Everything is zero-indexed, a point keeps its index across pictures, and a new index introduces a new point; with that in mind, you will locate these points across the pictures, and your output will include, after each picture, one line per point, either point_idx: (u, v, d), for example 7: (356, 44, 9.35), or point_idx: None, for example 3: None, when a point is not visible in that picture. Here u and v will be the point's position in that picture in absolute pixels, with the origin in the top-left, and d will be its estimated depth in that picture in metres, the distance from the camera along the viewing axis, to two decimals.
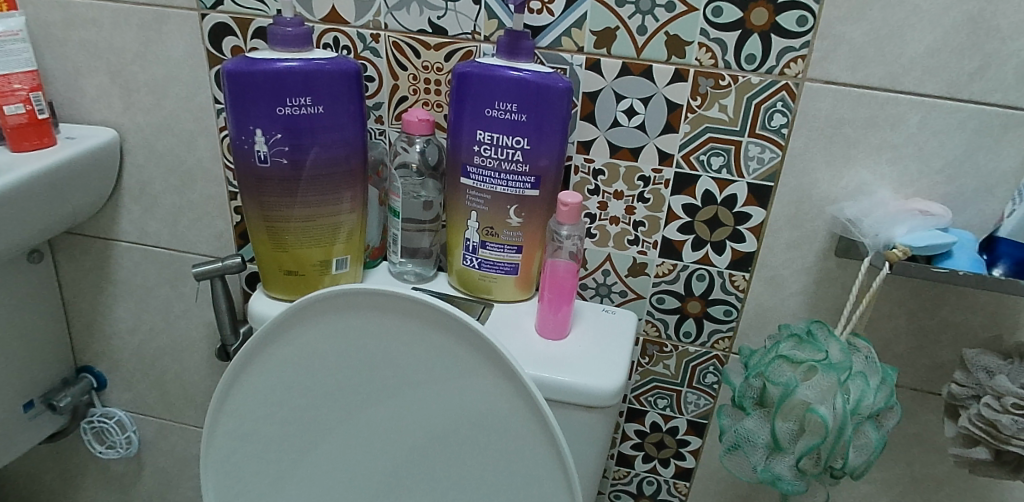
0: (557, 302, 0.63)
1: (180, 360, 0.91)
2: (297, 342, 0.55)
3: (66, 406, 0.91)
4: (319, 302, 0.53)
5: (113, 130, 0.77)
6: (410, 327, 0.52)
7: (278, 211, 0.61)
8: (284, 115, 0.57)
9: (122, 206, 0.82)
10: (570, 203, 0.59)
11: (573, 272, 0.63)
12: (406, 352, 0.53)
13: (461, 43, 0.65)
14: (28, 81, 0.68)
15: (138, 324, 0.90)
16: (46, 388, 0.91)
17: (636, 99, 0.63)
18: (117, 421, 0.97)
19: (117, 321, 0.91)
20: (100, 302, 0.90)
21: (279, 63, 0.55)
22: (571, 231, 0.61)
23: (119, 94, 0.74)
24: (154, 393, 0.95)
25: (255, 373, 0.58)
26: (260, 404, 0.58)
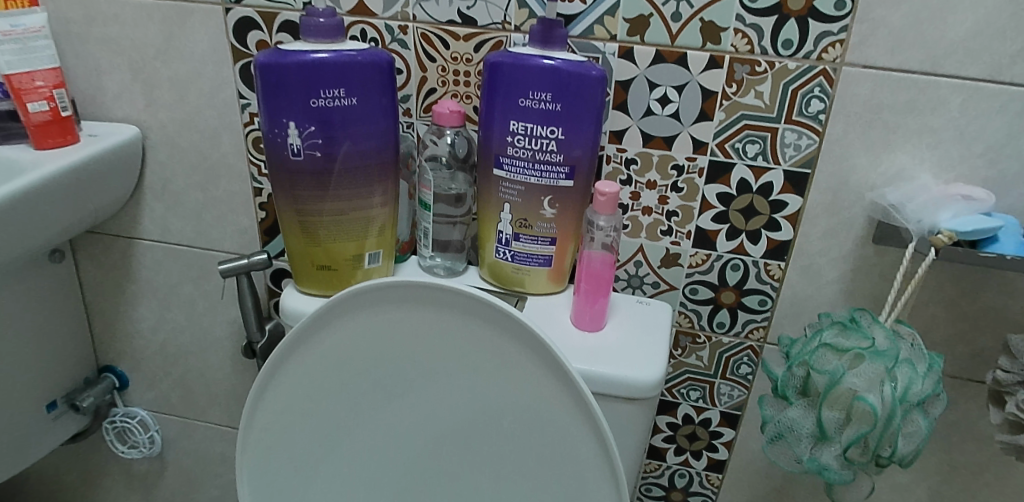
0: (594, 294, 0.62)
1: (204, 359, 0.91)
2: (335, 338, 0.55)
3: (88, 406, 0.90)
4: (359, 296, 0.52)
5: (135, 127, 0.76)
6: (452, 319, 0.51)
7: (311, 205, 0.60)
8: (317, 107, 0.56)
9: (144, 204, 0.81)
10: (608, 195, 0.58)
11: (609, 264, 0.62)
12: (446, 345, 0.53)
13: (491, 33, 0.64)
14: (51, 78, 0.67)
15: (161, 323, 0.89)
16: (68, 389, 0.91)
17: (670, 87, 0.63)
18: (140, 421, 0.97)
19: (139, 321, 0.90)
20: (123, 302, 0.89)
21: (312, 55, 0.54)
22: (609, 223, 0.60)
23: (141, 90, 0.73)
24: (177, 392, 0.94)
25: (292, 370, 0.57)
26: (299, 400, 0.58)
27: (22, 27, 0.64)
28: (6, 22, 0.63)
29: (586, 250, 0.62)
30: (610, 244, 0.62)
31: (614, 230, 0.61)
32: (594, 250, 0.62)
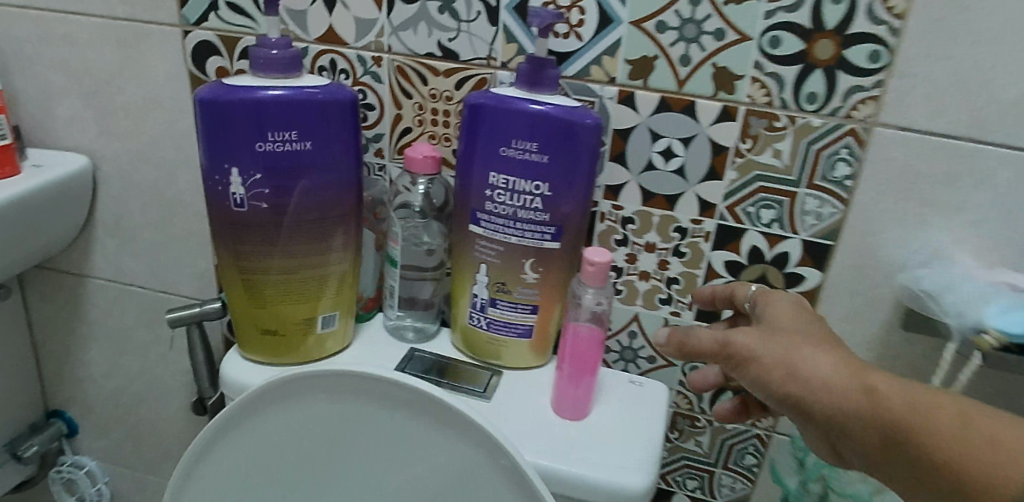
0: (579, 378, 0.54)
1: (159, 409, 0.83)
2: (271, 423, 0.46)
3: (31, 455, 0.83)
4: (311, 378, 0.43)
5: (86, 156, 0.68)
6: (411, 414, 0.43)
7: (256, 262, 0.52)
8: (264, 153, 0.48)
9: (96, 240, 0.74)
10: (598, 268, 0.50)
11: (599, 343, 0.53)
12: (399, 440, 0.45)
13: (475, 69, 0.56)
14: None
15: (114, 368, 0.82)
16: (12, 436, 0.83)
17: (676, 139, 0.55)
18: (88, 472, 0.89)
19: (91, 364, 0.82)
20: (74, 342, 0.82)
21: (260, 92, 0.47)
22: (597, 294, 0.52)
23: (92, 117, 0.66)
24: (129, 442, 0.87)
25: (215, 460, 0.47)
26: (228, 493, 0.48)
27: None
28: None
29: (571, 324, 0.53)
30: (601, 313, 0.52)
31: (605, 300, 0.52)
32: (581, 322, 0.53)
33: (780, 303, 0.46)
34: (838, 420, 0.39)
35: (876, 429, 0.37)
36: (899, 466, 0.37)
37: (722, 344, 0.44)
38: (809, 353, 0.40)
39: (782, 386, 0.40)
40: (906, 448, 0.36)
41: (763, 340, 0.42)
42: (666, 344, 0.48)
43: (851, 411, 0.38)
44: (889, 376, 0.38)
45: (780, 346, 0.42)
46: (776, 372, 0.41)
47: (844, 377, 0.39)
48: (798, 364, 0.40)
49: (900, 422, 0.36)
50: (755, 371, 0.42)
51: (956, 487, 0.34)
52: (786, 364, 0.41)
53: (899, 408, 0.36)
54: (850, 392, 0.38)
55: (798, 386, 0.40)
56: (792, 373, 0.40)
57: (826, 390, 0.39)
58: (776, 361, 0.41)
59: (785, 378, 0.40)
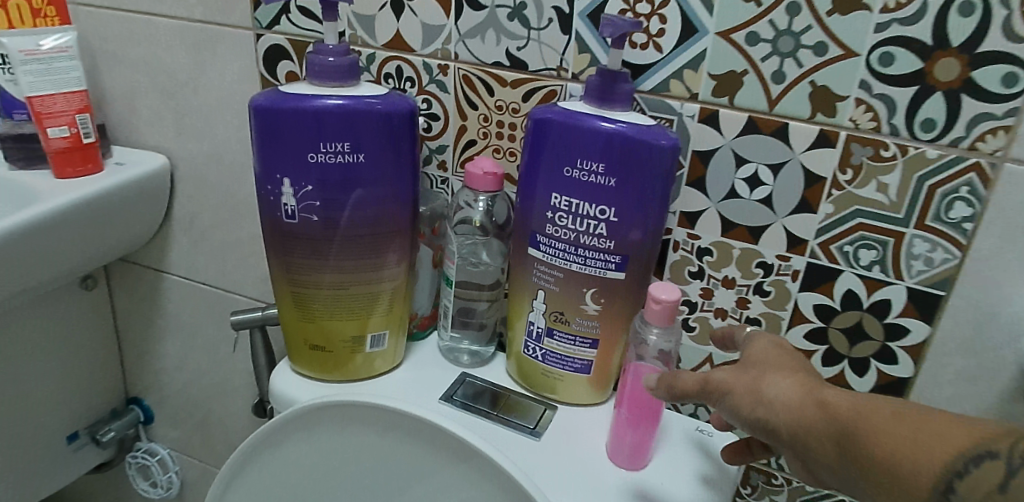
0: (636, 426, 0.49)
1: (224, 405, 0.85)
2: (326, 443, 0.46)
3: (110, 440, 0.87)
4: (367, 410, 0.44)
5: (164, 156, 0.70)
6: (450, 456, 0.43)
7: (306, 275, 0.50)
8: (316, 164, 0.47)
9: (172, 238, 0.76)
10: (666, 306, 0.45)
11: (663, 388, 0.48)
12: (438, 480, 0.44)
13: (544, 81, 0.52)
14: (74, 102, 0.60)
15: (185, 362, 0.84)
16: (92, 421, 0.87)
17: (763, 165, 0.49)
18: (160, 461, 0.92)
19: (165, 356, 0.85)
20: (150, 334, 0.85)
21: (314, 102, 0.45)
22: (665, 332, 0.47)
23: (171, 117, 0.68)
24: (198, 435, 0.89)
25: (261, 469, 0.48)
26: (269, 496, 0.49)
27: (50, 45, 0.59)
28: (29, 41, 0.58)
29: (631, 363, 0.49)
30: (670, 352, 0.48)
31: (673, 337, 0.47)
32: (648, 360, 0.48)
33: (758, 337, 0.43)
34: (797, 440, 0.36)
35: (824, 438, 0.34)
36: (853, 482, 0.34)
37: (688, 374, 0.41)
38: (768, 378, 0.38)
39: (744, 413, 0.38)
40: (853, 457, 0.33)
41: (729, 371, 0.40)
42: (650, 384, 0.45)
43: (805, 428, 0.35)
44: (842, 389, 0.36)
45: (742, 374, 0.39)
46: (740, 399, 0.38)
47: (801, 397, 0.36)
48: (759, 388, 0.38)
49: (843, 427, 0.34)
50: (722, 401, 0.39)
51: (896, 486, 0.31)
52: (749, 390, 0.38)
53: (844, 413, 0.34)
54: (802, 410, 0.36)
55: (760, 410, 0.37)
56: (756, 399, 0.38)
57: (783, 413, 0.36)
58: (737, 386, 0.39)
59: (748, 404, 0.38)
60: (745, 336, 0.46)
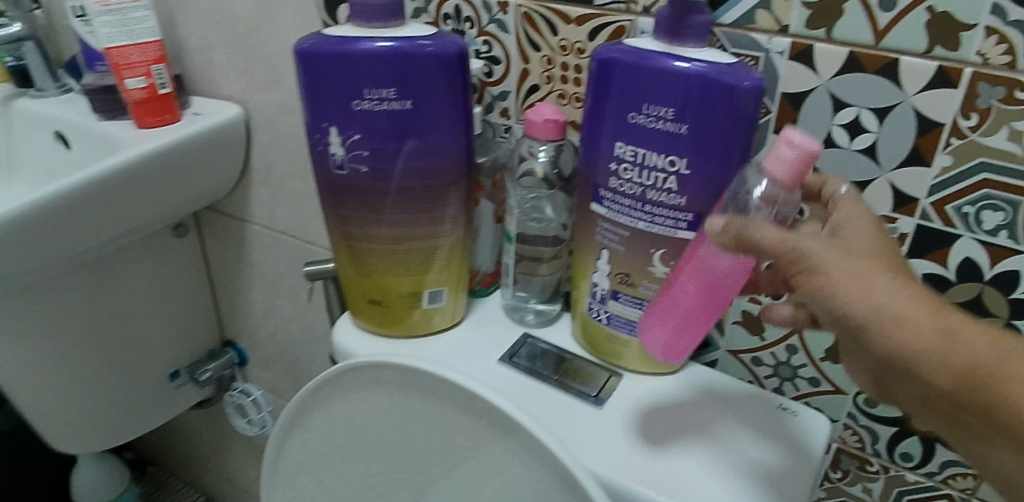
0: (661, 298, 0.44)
1: (308, 357, 0.80)
2: (406, 405, 0.45)
3: (207, 379, 0.84)
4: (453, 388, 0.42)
5: (238, 106, 0.66)
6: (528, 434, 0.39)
7: (360, 229, 0.49)
8: (361, 112, 0.44)
9: (251, 189, 0.71)
10: (808, 149, 0.35)
11: (711, 279, 0.40)
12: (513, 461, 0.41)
13: (612, 16, 0.47)
14: (150, 52, 0.60)
15: (272, 308, 0.78)
16: (191, 360, 0.84)
17: (867, 109, 0.41)
18: (253, 401, 0.88)
19: (252, 304, 0.80)
20: (236, 289, 0.80)
21: (356, 46, 0.43)
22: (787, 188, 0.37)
23: (243, 67, 0.64)
24: (286, 383, 0.84)
25: (332, 411, 0.48)
26: (340, 441, 0.49)
27: None
28: None
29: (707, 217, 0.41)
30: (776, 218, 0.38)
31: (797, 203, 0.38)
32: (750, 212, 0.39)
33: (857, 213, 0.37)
34: (904, 360, 0.30)
35: (946, 371, 0.29)
36: (956, 415, 0.30)
37: (786, 248, 0.32)
38: (885, 276, 0.30)
39: (841, 306, 0.31)
40: (976, 400, 0.28)
41: (839, 257, 0.31)
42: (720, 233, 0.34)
43: (926, 360, 0.29)
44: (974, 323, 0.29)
45: (859, 269, 0.31)
46: (856, 300, 0.30)
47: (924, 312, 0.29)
48: (869, 282, 0.30)
49: (978, 374, 0.28)
50: (818, 286, 0.31)
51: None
52: (872, 295, 0.30)
53: (980, 354, 0.28)
54: (928, 333, 0.29)
55: (870, 311, 0.30)
56: (861, 298, 0.30)
57: (908, 334, 0.29)
58: (854, 284, 0.30)
59: (864, 309, 0.30)
60: (838, 195, 0.39)
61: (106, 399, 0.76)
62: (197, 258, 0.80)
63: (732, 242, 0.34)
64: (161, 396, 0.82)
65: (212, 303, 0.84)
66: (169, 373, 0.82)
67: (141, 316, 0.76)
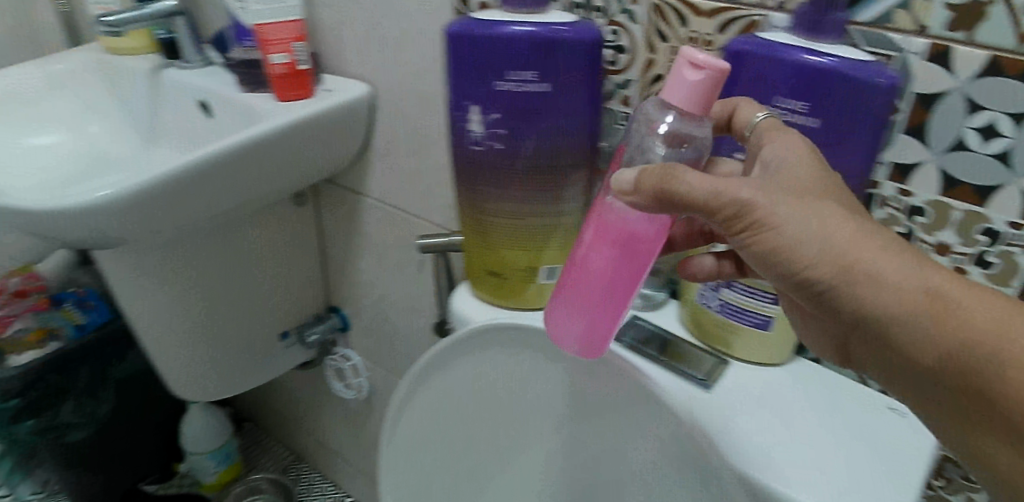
0: (576, 279, 0.43)
1: (405, 328, 0.84)
2: None
3: (314, 340, 0.88)
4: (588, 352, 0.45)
5: (366, 85, 0.70)
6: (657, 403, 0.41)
7: (489, 202, 0.52)
8: (503, 91, 0.47)
9: (369, 164, 0.75)
10: (713, 66, 0.36)
11: (624, 239, 0.40)
12: None
13: (744, 10, 0.48)
14: (291, 31, 0.64)
15: (376, 278, 0.83)
16: (300, 321, 0.89)
17: (1003, 114, 0.41)
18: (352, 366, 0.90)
19: (357, 273, 0.85)
20: (344, 258, 0.85)
21: (505, 27, 0.45)
22: (691, 119, 0.38)
23: (374, 48, 0.68)
24: (380, 352, 0.88)
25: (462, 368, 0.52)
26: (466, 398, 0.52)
27: None
28: None
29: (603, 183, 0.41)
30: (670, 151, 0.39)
31: (706, 136, 0.39)
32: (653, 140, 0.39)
33: (788, 138, 0.39)
34: (861, 310, 0.33)
35: (904, 324, 0.32)
36: (912, 365, 0.33)
37: (733, 200, 0.34)
38: (842, 227, 0.33)
39: (793, 253, 0.33)
40: (933, 351, 0.32)
41: (795, 206, 0.34)
42: (646, 190, 0.35)
43: (883, 304, 0.32)
44: (934, 266, 0.32)
45: (815, 215, 0.33)
46: (813, 251, 0.33)
47: (886, 264, 0.32)
48: (827, 232, 0.33)
49: (936, 327, 0.31)
50: (773, 241, 0.34)
51: (976, 395, 0.31)
52: (823, 241, 0.33)
53: (937, 311, 0.31)
54: (893, 290, 0.32)
55: (826, 260, 0.33)
56: (819, 247, 0.33)
57: (864, 280, 0.32)
58: (812, 235, 0.33)
59: (821, 260, 0.33)
60: (757, 118, 0.41)
61: (223, 352, 0.82)
62: (311, 227, 0.85)
63: (658, 197, 0.35)
64: (271, 354, 0.88)
65: (321, 271, 0.89)
66: (279, 333, 0.87)
67: (260, 277, 0.82)
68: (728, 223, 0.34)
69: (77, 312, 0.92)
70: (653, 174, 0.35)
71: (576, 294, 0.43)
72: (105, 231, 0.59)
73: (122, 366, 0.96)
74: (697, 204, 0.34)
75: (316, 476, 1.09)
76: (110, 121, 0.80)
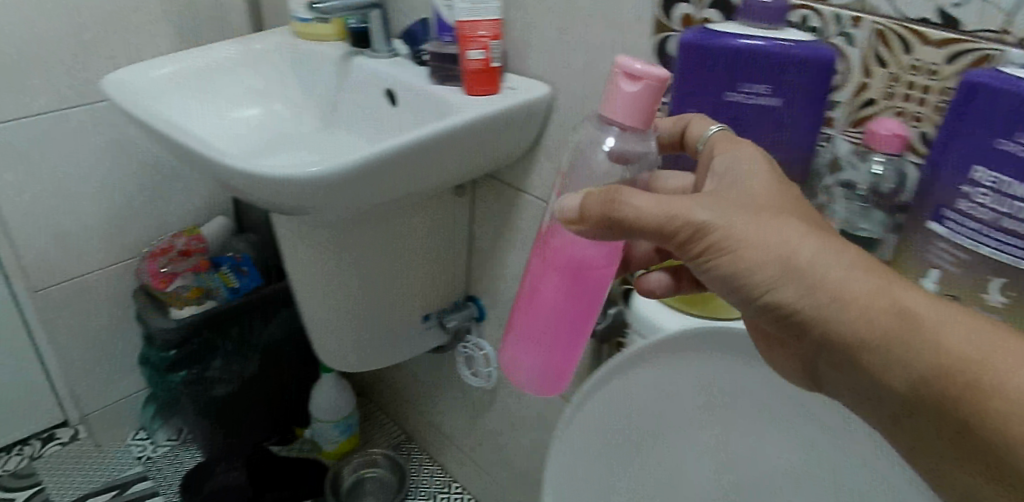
0: (534, 301, 0.50)
1: None
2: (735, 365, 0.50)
3: (453, 326, 0.92)
4: None
5: (547, 87, 0.72)
6: None
7: None
8: (730, 103, 0.48)
9: (536, 162, 0.78)
10: (652, 76, 0.38)
11: (573, 266, 0.45)
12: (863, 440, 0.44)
13: (981, 44, 0.43)
14: (492, 29, 0.67)
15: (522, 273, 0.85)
16: (440, 306, 0.93)
17: None
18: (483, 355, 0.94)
19: (503, 267, 0.88)
20: (492, 251, 0.88)
21: (741, 41, 0.46)
22: (635, 135, 0.41)
23: (562, 52, 0.70)
24: None
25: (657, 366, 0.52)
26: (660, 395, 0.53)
27: None
28: None
29: (548, 213, 0.46)
30: (617, 165, 0.42)
31: (650, 151, 0.43)
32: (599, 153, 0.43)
33: (741, 149, 0.40)
34: (825, 332, 0.33)
35: (867, 347, 0.32)
36: (884, 388, 0.32)
37: (689, 222, 0.34)
38: (802, 248, 0.32)
39: (752, 272, 0.33)
40: (902, 374, 0.31)
41: (752, 225, 0.34)
42: (591, 216, 0.36)
43: (849, 329, 0.32)
44: (900, 282, 0.32)
45: (773, 232, 0.33)
46: (770, 273, 0.33)
47: (849, 285, 0.32)
48: (789, 254, 0.32)
49: (902, 351, 0.31)
50: (733, 263, 0.34)
51: (949, 419, 0.30)
52: (783, 260, 0.32)
53: (901, 334, 0.31)
54: (856, 312, 0.32)
55: (783, 279, 0.33)
56: (777, 267, 0.33)
57: (828, 304, 0.32)
58: (772, 259, 0.33)
59: (782, 282, 0.33)
60: (707, 133, 0.44)
61: (371, 327, 0.87)
62: (464, 217, 0.88)
63: (606, 223, 0.36)
64: (410, 335, 0.92)
65: (465, 260, 0.92)
66: (422, 315, 0.91)
67: (413, 260, 0.85)
68: (686, 246, 0.35)
69: (232, 276, 0.99)
70: (599, 200, 0.36)
71: (535, 312, 0.50)
72: (302, 202, 0.63)
73: (268, 329, 1.02)
74: (651, 227, 0.35)
75: (424, 456, 1.14)
76: (292, 102, 0.85)
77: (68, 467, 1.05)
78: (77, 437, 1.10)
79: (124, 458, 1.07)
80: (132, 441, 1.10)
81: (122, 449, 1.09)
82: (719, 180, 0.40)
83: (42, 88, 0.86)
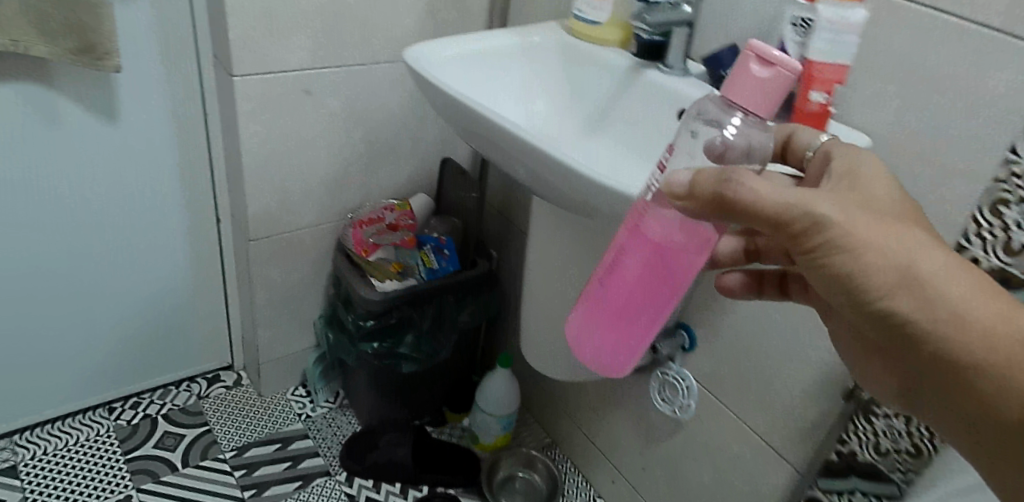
0: (610, 279, 0.45)
1: (770, 380, 0.80)
2: None
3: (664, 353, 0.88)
4: None
5: (870, 141, 0.63)
6: None
7: None
8: None
9: None
10: (785, 64, 0.35)
11: (662, 247, 0.41)
12: None
13: None
14: (837, 73, 0.61)
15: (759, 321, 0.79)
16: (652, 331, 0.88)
17: None
18: (685, 387, 0.89)
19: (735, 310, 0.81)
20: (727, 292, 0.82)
21: None
22: (758, 123, 0.37)
23: (896, 109, 0.62)
24: (725, 386, 0.86)
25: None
26: None
27: (841, 19, 0.59)
28: (835, 12, 0.59)
29: (647, 188, 0.41)
30: (722, 158, 0.38)
31: (766, 141, 0.38)
32: (711, 138, 0.38)
33: (856, 151, 0.42)
34: (931, 341, 0.34)
35: (970, 361, 0.34)
36: (981, 402, 0.34)
37: (809, 215, 0.33)
38: (922, 260, 0.33)
39: (866, 277, 0.33)
40: (1001, 392, 0.33)
41: (871, 227, 0.33)
42: (705, 197, 0.34)
43: (956, 343, 0.34)
44: (1012, 306, 0.33)
45: (896, 239, 0.33)
46: (890, 281, 0.33)
47: (963, 302, 0.33)
48: (911, 265, 0.33)
49: (1009, 372, 0.33)
50: (849, 263, 0.33)
51: None
52: (902, 271, 0.33)
53: (1011, 357, 0.33)
54: (969, 330, 0.33)
55: (893, 288, 0.33)
56: (892, 273, 0.33)
57: (942, 319, 0.33)
58: (892, 266, 0.33)
59: (897, 290, 0.33)
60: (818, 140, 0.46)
61: None
62: None
63: (718, 206, 0.34)
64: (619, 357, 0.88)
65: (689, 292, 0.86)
66: None
67: None
68: (799, 239, 0.34)
69: (433, 257, 0.97)
70: (714, 179, 0.33)
71: (607, 287, 0.46)
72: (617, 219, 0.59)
73: (460, 316, 1.01)
74: (767, 216, 0.33)
75: (568, 465, 1.14)
76: (555, 98, 0.82)
77: (232, 412, 1.06)
78: (241, 383, 1.12)
79: (285, 412, 1.08)
80: (292, 396, 1.11)
81: (283, 403, 1.10)
82: (839, 185, 0.39)
83: (298, 48, 0.83)
